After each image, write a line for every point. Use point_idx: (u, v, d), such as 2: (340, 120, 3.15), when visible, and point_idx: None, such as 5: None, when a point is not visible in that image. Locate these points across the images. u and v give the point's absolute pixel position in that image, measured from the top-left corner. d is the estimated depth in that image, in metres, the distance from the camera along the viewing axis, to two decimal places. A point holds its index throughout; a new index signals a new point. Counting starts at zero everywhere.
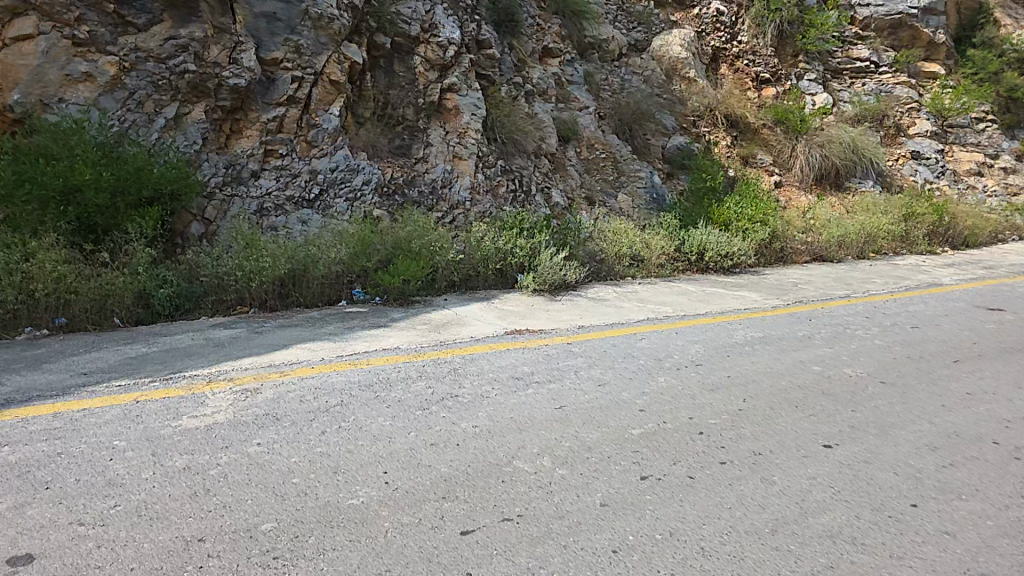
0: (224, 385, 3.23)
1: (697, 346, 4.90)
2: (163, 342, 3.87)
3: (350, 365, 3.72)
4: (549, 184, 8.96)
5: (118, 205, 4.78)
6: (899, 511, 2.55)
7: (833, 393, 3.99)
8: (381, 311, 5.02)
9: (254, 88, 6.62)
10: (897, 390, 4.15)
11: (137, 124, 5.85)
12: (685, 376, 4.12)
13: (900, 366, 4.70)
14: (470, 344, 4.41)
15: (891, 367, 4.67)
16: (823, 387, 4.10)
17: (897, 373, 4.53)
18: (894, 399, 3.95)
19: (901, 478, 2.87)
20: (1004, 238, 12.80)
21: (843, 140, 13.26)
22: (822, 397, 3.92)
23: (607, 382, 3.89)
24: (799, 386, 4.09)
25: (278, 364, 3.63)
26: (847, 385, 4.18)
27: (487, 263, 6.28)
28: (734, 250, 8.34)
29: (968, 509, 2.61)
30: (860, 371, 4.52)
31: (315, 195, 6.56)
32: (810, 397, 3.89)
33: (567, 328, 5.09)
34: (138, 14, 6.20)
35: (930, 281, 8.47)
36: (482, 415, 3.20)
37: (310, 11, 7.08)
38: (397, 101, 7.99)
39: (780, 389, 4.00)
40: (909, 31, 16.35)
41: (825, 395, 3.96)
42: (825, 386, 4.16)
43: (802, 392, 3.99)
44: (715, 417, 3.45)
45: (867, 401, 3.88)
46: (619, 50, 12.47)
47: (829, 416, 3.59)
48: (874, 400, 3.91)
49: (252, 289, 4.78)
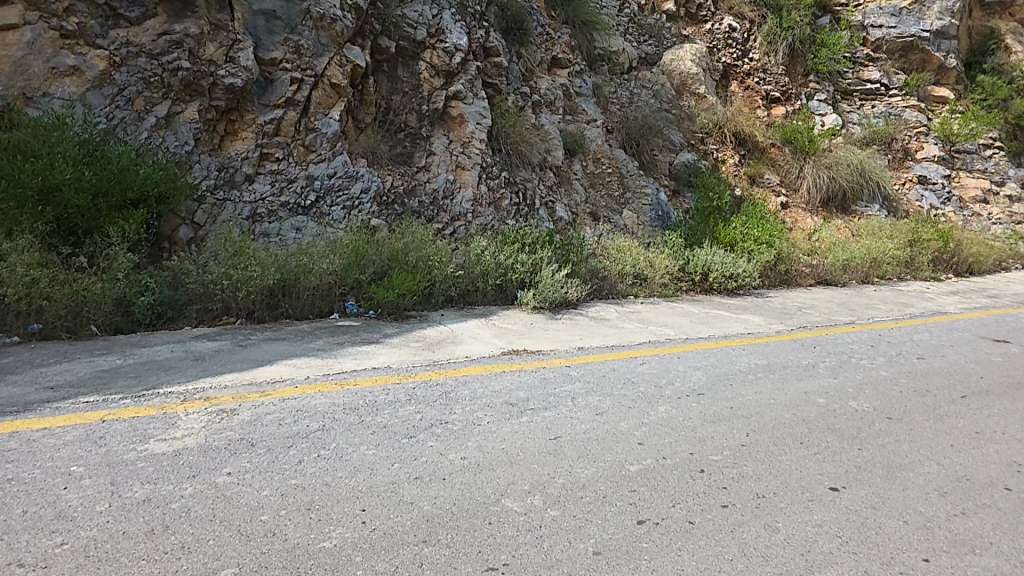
0: (198, 404, 3.04)
1: (699, 372, 4.71)
2: (140, 354, 3.68)
3: (335, 386, 3.51)
4: (554, 199, 8.79)
5: (101, 206, 4.64)
6: (910, 567, 2.33)
7: (837, 429, 3.79)
8: (373, 326, 4.84)
9: (251, 89, 6.47)
10: (905, 427, 3.94)
11: (126, 122, 5.68)
12: (687, 407, 3.91)
13: (907, 400, 4.49)
14: (465, 365, 4.21)
15: (897, 401, 4.46)
16: (830, 423, 3.88)
17: (904, 408, 4.31)
18: (900, 437, 3.74)
19: (912, 528, 2.62)
20: (1009, 267, 12.67)
21: (851, 163, 13.12)
22: (827, 433, 3.71)
23: (605, 411, 3.69)
24: (803, 420, 3.90)
25: (260, 382, 3.43)
26: (853, 420, 3.99)
27: (487, 278, 6.11)
28: (738, 272, 8.16)
29: (982, 565, 2.37)
30: (865, 405, 4.31)
31: (311, 202, 6.41)
32: (814, 433, 3.68)
33: (567, 350, 4.89)
34: (131, 7, 6.04)
35: (936, 309, 8.29)
36: (471, 445, 3.00)
37: (312, 11, 6.96)
38: (399, 107, 7.87)
39: (782, 423, 3.80)
40: (920, 54, 16.24)
41: (829, 430, 3.76)
42: (830, 421, 3.95)
43: (806, 426, 3.78)
44: (718, 453, 3.25)
45: (873, 439, 3.67)
46: (628, 63, 12.41)
47: (835, 455, 3.38)
48: (880, 438, 3.70)
49: (238, 298, 4.60)
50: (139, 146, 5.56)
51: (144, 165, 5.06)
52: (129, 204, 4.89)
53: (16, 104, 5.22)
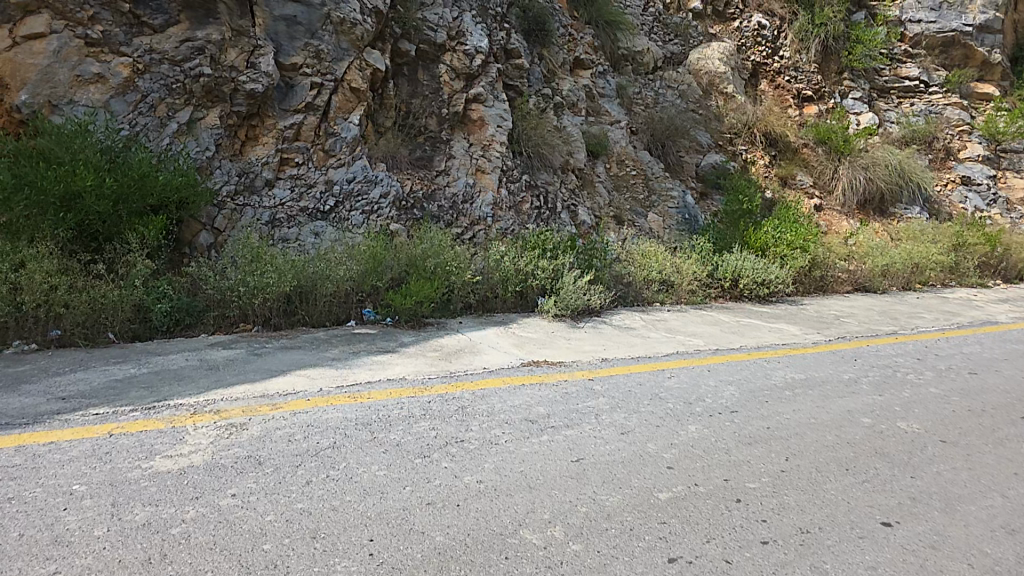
0: (207, 418, 2.95)
1: (731, 388, 4.47)
2: (156, 363, 3.63)
3: (348, 399, 3.41)
4: (576, 202, 8.58)
5: (121, 213, 4.64)
6: None
7: (887, 453, 3.57)
8: (391, 335, 4.74)
9: (272, 94, 6.46)
10: (962, 452, 3.68)
11: (149, 128, 5.70)
12: (719, 427, 3.71)
13: (961, 421, 4.19)
14: (482, 377, 4.06)
15: (952, 422, 4.18)
16: (879, 446, 3.66)
17: (958, 430, 4.03)
18: (958, 464, 3.50)
19: (978, 572, 2.42)
20: None
21: (889, 163, 12.58)
22: (875, 458, 3.49)
23: (631, 430, 3.50)
24: (848, 443, 3.67)
25: (271, 394, 3.34)
26: (903, 444, 3.73)
27: (507, 284, 5.97)
28: (771, 278, 7.84)
29: None
30: (917, 426, 4.05)
31: (330, 207, 6.37)
32: (862, 458, 3.47)
33: (590, 361, 4.70)
34: (154, 14, 6.05)
35: (985, 319, 7.84)
36: (488, 467, 2.85)
37: (332, 15, 6.92)
38: (419, 110, 7.78)
39: (826, 445, 3.60)
40: (963, 50, 15.50)
41: (877, 455, 3.54)
42: (878, 444, 3.70)
43: (852, 449, 3.58)
44: (755, 480, 3.07)
45: (928, 465, 3.45)
46: (653, 62, 12.12)
47: (886, 484, 3.17)
48: (935, 465, 3.47)
49: (255, 306, 4.55)
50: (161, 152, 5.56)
51: (164, 172, 5.07)
52: (149, 210, 4.89)
53: (41, 111, 5.27)
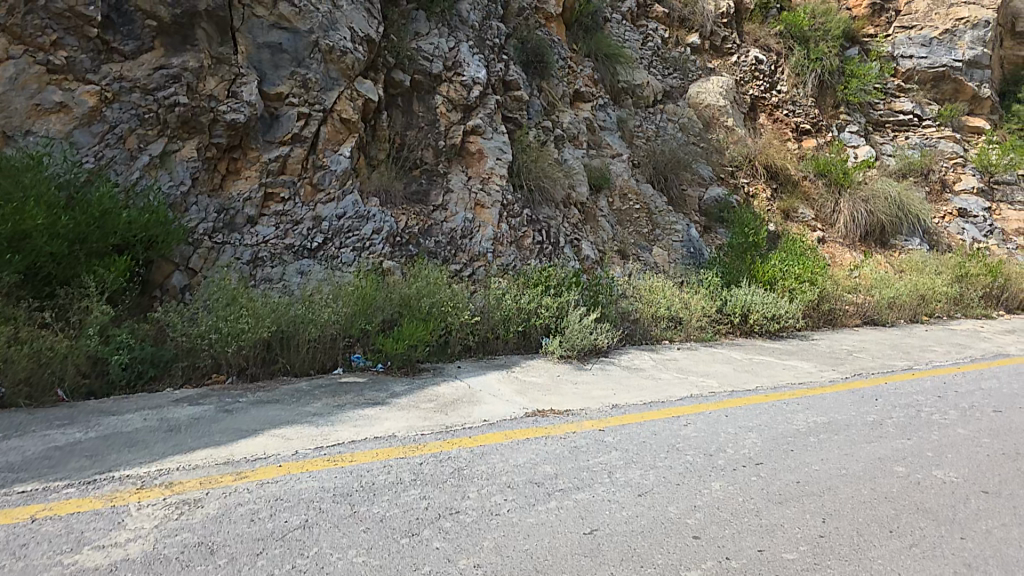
0: (155, 494, 2.51)
1: (755, 436, 4.02)
2: (106, 425, 3.19)
3: (326, 463, 2.96)
4: (579, 236, 8.26)
5: (80, 254, 4.33)
6: None
7: (931, 509, 3.12)
8: (381, 383, 4.31)
9: (255, 125, 6.18)
10: (1010, 504, 3.24)
11: (117, 161, 5.37)
12: (747, 484, 3.25)
13: (999, 467, 3.75)
14: (482, 432, 3.61)
15: (989, 468, 3.73)
16: (919, 500, 3.21)
17: (999, 477, 3.58)
18: (1008, 519, 3.05)
19: None
20: None
21: (889, 195, 12.41)
22: (917, 515, 3.04)
23: (649, 491, 3.06)
24: (887, 498, 3.21)
25: (237, 461, 2.90)
26: (943, 496, 3.28)
27: (508, 324, 5.57)
28: (781, 313, 7.48)
29: None
30: (954, 474, 3.60)
31: (318, 244, 6.01)
32: (904, 516, 3.02)
33: (600, 409, 4.25)
34: (126, 40, 5.75)
35: (996, 351, 7.49)
36: (487, 546, 2.40)
37: (321, 43, 6.70)
38: (414, 143, 7.55)
39: (862, 501, 3.15)
40: (952, 84, 15.63)
41: (920, 512, 3.09)
42: (918, 497, 3.25)
43: (891, 505, 3.12)
44: (795, 550, 2.61)
45: (974, 522, 3.00)
46: (654, 96, 11.88)
47: (935, 549, 2.72)
48: (983, 521, 3.02)
49: (228, 355, 4.14)
50: (130, 188, 5.22)
51: (131, 210, 4.75)
52: (112, 251, 4.58)
53: None
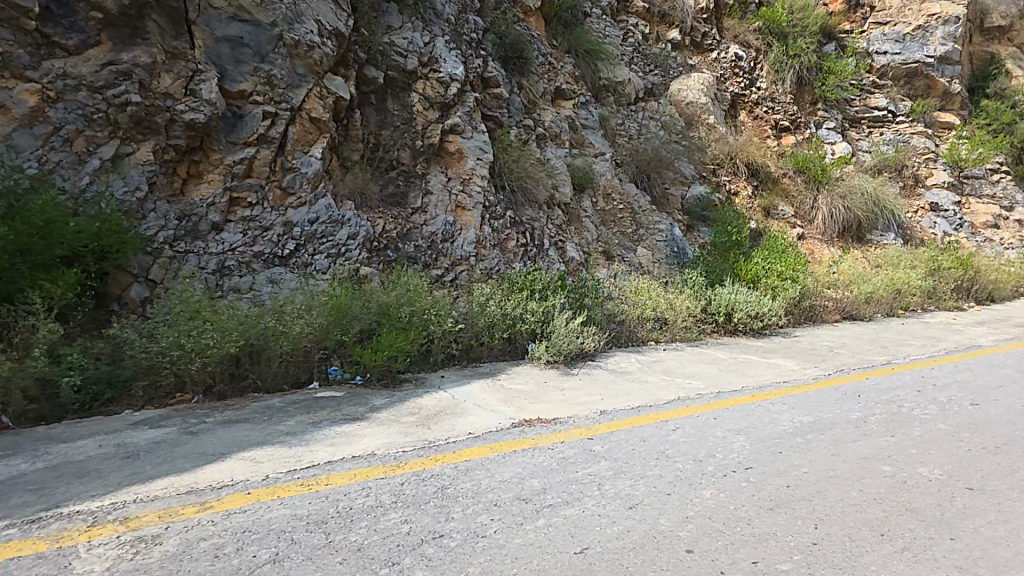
0: (108, 531, 2.34)
1: (742, 437, 3.83)
2: (56, 454, 3.03)
3: (300, 488, 2.77)
4: (564, 238, 8.12)
5: (24, 267, 4.05)
6: None
7: (917, 509, 2.91)
8: (358, 397, 4.11)
9: (217, 125, 5.91)
10: (993, 500, 3.05)
11: (64, 165, 5.07)
12: (739, 489, 3.06)
13: (978, 462, 3.57)
14: (467, 446, 3.43)
15: (970, 463, 3.55)
16: (907, 501, 3.00)
17: (980, 473, 3.40)
18: (994, 517, 2.86)
19: None
20: None
21: (865, 191, 12.56)
22: (906, 517, 2.83)
23: (640, 502, 2.87)
24: (875, 499, 3.00)
25: (201, 489, 2.71)
26: (929, 495, 3.08)
27: (493, 331, 5.41)
28: (764, 311, 7.43)
29: None
30: (937, 471, 3.40)
31: (289, 251, 5.78)
32: (892, 517, 2.81)
33: (588, 416, 4.11)
34: (69, 34, 5.38)
35: (967, 343, 7.54)
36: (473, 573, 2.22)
37: (286, 37, 6.45)
38: (390, 143, 7.34)
39: (851, 504, 2.93)
40: (925, 80, 15.90)
41: (908, 512, 2.88)
42: (904, 497, 3.04)
43: (880, 507, 2.91)
44: (787, 561, 2.40)
45: (961, 521, 2.81)
46: (635, 93, 11.80)
47: (926, 552, 2.52)
48: (970, 520, 2.82)
49: (193, 371, 3.90)
50: (77, 195, 4.92)
51: (79, 218, 4.50)
52: (59, 262, 4.31)
53: None
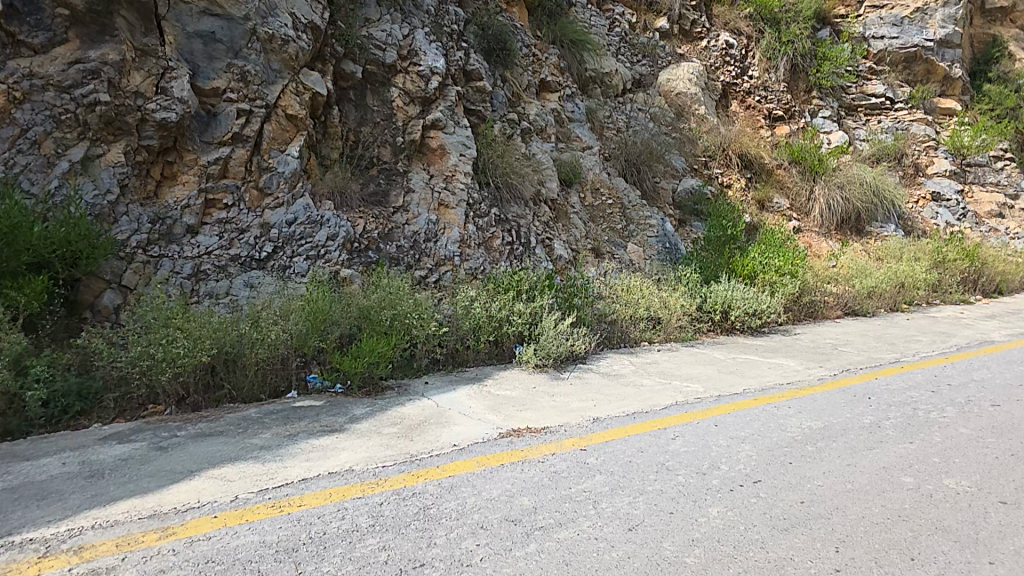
0: (60, 563, 2.16)
1: (745, 446, 3.66)
2: (16, 475, 2.84)
3: (270, 511, 2.59)
4: (551, 236, 7.94)
5: None
6: None
7: (950, 528, 2.73)
8: (338, 407, 3.93)
9: (190, 124, 5.71)
10: None
11: (32, 168, 4.90)
12: (744, 506, 2.88)
13: (1010, 472, 3.39)
14: (451, 461, 3.24)
15: (1000, 473, 3.37)
16: (936, 518, 2.82)
17: (1014, 484, 3.22)
18: None
19: None
20: None
21: (864, 181, 12.38)
22: (940, 538, 2.65)
23: (640, 523, 2.69)
24: (900, 517, 2.82)
25: (165, 512, 2.53)
26: (963, 512, 2.90)
27: (479, 334, 5.23)
28: (762, 308, 7.24)
29: None
30: (965, 483, 3.22)
31: (268, 254, 5.61)
32: (923, 538, 2.64)
33: (581, 424, 3.92)
34: (34, 32, 5.21)
35: (979, 338, 7.35)
36: None
37: (259, 31, 6.23)
38: (370, 140, 7.16)
39: (874, 523, 2.75)
40: (924, 65, 15.65)
41: (940, 532, 2.70)
42: (934, 514, 2.86)
43: (908, 526, 2.74)
44: None
45: (1000, 542, 2.63)
46: (622, 84, 11.55)
47: None
48: (1010, 540, 2.64)
49: (164, 382, 3.72)
50: (45, 200, 4.76)
51: (47, 224, 4.34)
52: (27, 269, 4.18)
53: None
